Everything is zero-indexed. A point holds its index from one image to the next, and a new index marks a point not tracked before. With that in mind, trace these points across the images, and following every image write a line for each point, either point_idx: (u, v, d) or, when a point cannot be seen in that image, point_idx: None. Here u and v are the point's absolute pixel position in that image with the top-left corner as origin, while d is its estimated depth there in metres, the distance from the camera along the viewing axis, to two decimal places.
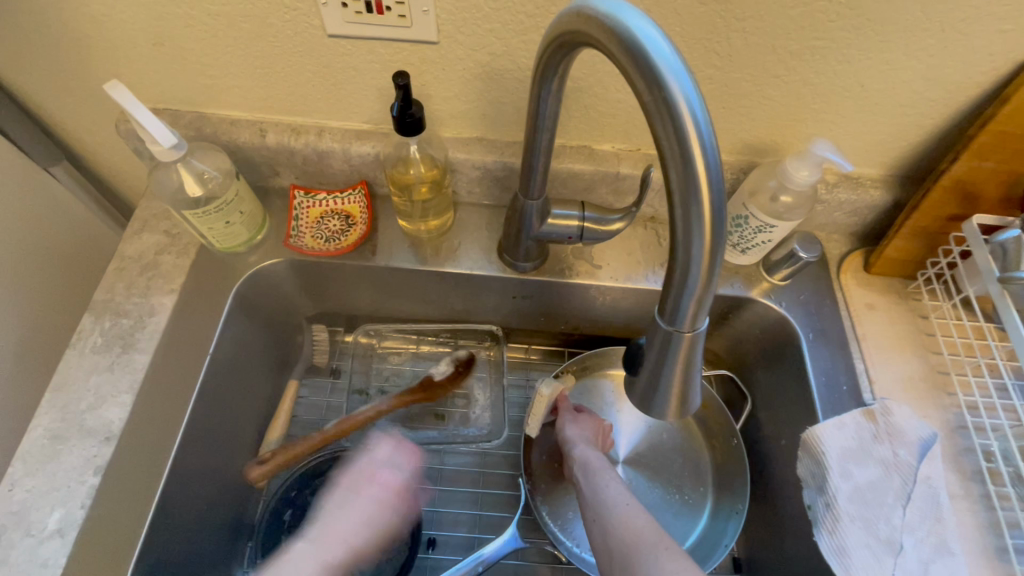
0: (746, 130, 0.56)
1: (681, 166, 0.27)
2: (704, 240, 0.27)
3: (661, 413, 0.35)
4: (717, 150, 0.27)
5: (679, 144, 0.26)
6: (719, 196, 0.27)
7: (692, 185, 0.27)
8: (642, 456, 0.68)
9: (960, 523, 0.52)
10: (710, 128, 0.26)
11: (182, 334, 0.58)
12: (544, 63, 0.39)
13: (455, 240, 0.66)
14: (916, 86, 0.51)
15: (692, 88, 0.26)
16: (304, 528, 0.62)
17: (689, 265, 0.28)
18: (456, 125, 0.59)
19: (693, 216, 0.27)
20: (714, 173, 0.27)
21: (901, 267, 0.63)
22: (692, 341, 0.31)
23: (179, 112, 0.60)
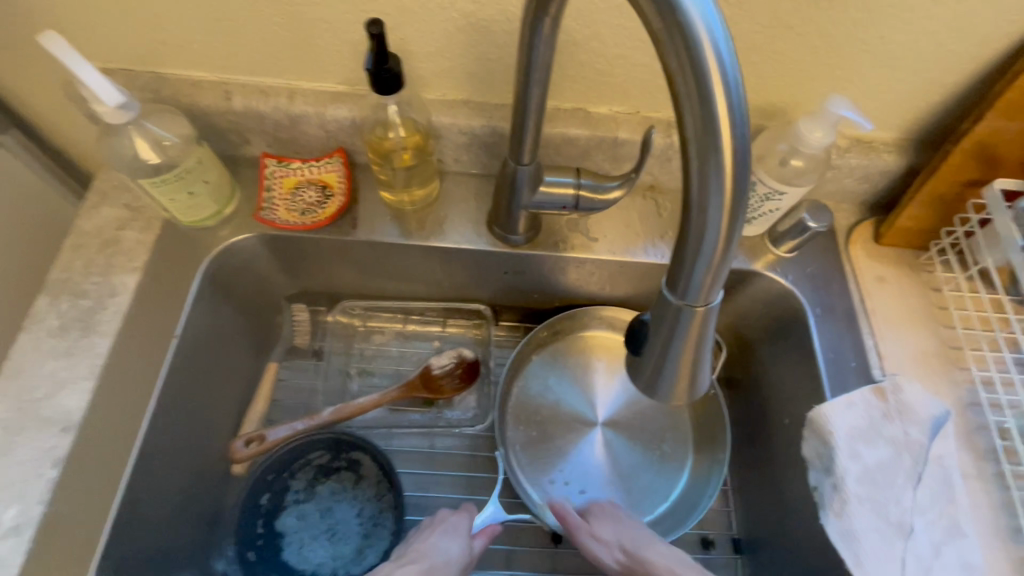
0: (754, 88, 0.52)
1: (700, 111, 0.23)
2: (724, 199, 0.24)
3: (668, 397, 0.31)
4: (740, 93, 0.23)
5: (698, 82, 0.22)
6: (743, 147, 0.23)
7: (712, 133, 0.23)
8: (621, 417, 0.65)
9: (972, 504, 0.50)
10: (734, 64, 0.23)
11: (146, 316, 0.54)
12: (535, 4, 0.35)
13: (441, 212, 0.61)
14: (940, 37, 0.47)
15: (714, 15, 0.22)
16: (284, 512, 0.60)
17: (707, 227, 0.24)
18: (439, 85, 0.55)
19: (713, 168, 0.23)
20: (738, 120, 0.23)
21: (913, 238, 0.60)
22: (705, 315, 0.27)
23: (134, 72, 0.55)
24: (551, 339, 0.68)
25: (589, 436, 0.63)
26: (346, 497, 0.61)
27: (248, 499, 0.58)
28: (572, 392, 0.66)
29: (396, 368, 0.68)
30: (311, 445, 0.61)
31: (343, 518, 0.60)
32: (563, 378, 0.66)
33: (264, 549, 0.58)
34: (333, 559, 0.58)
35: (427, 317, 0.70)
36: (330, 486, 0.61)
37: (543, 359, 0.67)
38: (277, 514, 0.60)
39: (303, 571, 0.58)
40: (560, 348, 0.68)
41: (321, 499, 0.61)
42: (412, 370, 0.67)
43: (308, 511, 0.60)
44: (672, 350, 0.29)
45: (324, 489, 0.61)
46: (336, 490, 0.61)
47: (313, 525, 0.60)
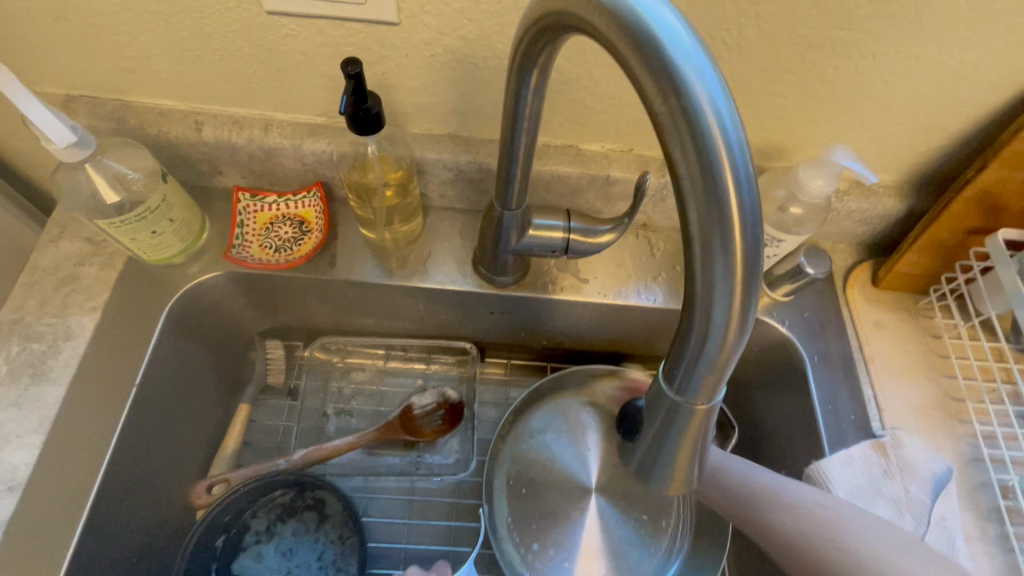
0: (753, 130, 0.50)
1: (706, 198, 0.21)
2: (732, 294, 0.21)
3: (663, 488, 0.28)
4: (752, 181, 0.21)
5: (704, 168, 0.21)
6: (754, 239, 0.21)
7: (720, 224, 0.21)
8: (621, 486, 0.61)
9: (975, 569, 0.48)
10: (745, 151, 0.21)
11: (102, 361, 0.50)
12: (523, 54, 0.32)
13: (425, 249, 0.59)
14: (945, 85, 0.45)
15: (722, 98, 0.21)
16: (242, 555, 0.55)
17: (713, 321, 0.22)
18: (424, 119, 0.52)
19: (719, 258, 0.21)
20: (749, 212, 0.21)
21: (912, 282, 0.58)
22: (707, 410, 0.25)
23: (98, 100, 0.51)
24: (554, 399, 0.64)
25: (585, 504, 0.60)
26: (309, 539, 0.56)
27: (202, 542, 0.53)
28: (573, 456, 0.62)
29: (376, 409, 0.64)
30: (273, 484, 0.56)
31: (304, 560, 0.56)
32: (564, 436, 0.63)
33: None
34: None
35: (409, 353, 0.67)
36: (293, 527, 0.57)
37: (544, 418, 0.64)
38: (233, 556, 0.55)
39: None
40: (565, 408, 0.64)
41: (282, 541, 0.56)
42: (392, 411, 0.64)
43: (268, 553, 0.56)
44: (668, 443, 0.26)
45: (285, 530, 0.57)
46: (298, 531, 0.57)
47: (273, 568, 0.56)
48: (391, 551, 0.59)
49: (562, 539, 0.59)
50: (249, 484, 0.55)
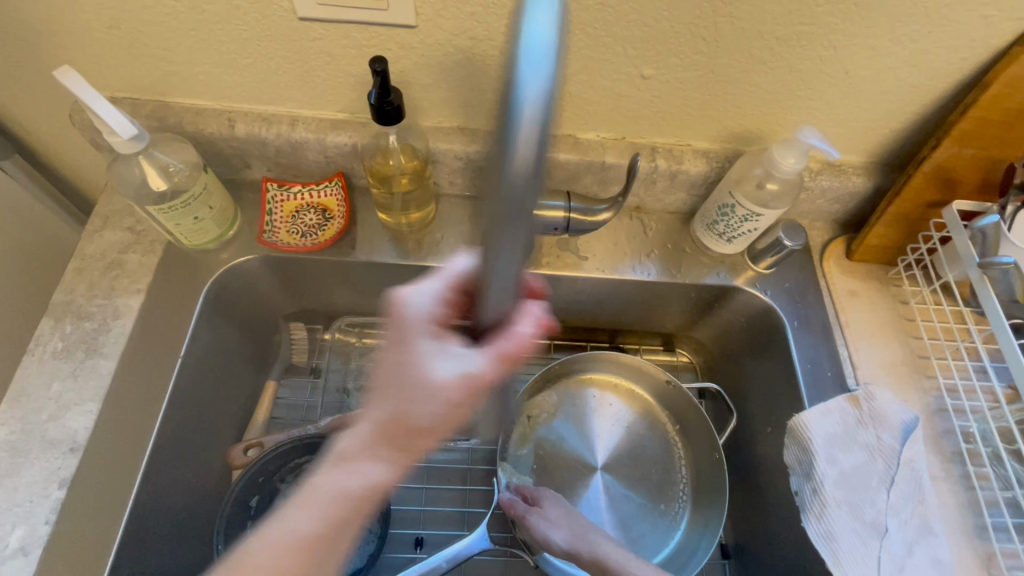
0: (730, 118, 0.57)
1: (494, 190, 0.25)
2: (500, 265, 0.29)
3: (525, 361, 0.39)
4: (535, 197, 0.25)
5: (496, 169, 0.24)
6: (514, 231, 0.26)
7: (494, 223, 0.26)
8: (622, 461, 0.67)
9: (941, 504, 0.53)
10: (540, 160, 0.24)
11: (148, 338, 0.55)
12: (524, 46, 0.37)
13: (437, 232, 0.64)
14: (900, 73, 0.51)
15: (541, 134, 0.23)
16: (272, 515, 0.60)
17: (492, 275, 0.30)
18: (436, 113, 0.57)
19: (506, 241, 0.27)
20: (514, 221, 0.26)
21: (881, 254, 0.64)
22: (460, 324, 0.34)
23: (140, 101, 0.57)
24: (556, 385, 0.70)
25: (591, 480, 0.66)
26: None
27: (239, 501, 0.58)
28: (578, 438, 0.68)
29: None
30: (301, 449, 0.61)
31: None
32: (570, 420, 0.69)
33: None
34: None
35: None
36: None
37: (550, 402, 0.70)
38: (265, 517, 0.60)
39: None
40: (569, 394, 0.70)
41: None
42: None
43: None
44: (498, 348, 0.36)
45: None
46: None
47: None
48: (410, 513, 0.65)
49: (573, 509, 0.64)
50: (282, 446, 0.60)
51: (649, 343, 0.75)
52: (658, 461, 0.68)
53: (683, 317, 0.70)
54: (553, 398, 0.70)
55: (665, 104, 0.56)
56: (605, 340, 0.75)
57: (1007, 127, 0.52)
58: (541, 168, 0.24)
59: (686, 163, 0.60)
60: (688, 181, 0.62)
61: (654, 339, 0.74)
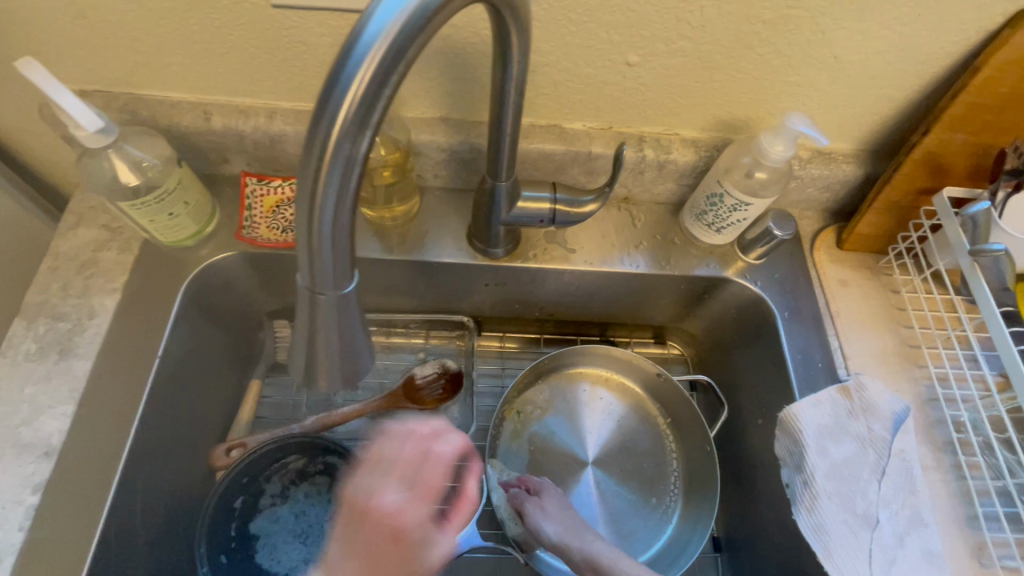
0: (718, 105, 0.55)
1: (313, 120, 0.23)
2: (303, 211, 0.24)
3: (296, 375, 0.32)
4: (359, 134, 0.23)
5: (324, 92, 0.22)
6: (338, 182, 0.23)
7: (309, 149, 0.23)
8: (614, 456, 0.67)
9: (932, 494, 0.53)
10: (372, 101, 0.22)
11: (124, 339, 0.53)
12: (498, 28, 0.35)
13: (422, 226, 0.63)
14: (890, 57, 0.50)
15: (368, 48, 0.22)
16: (257, 516, 0.59)
17: (316, 237, 0.25)
18: (418, 103, 0.56)
19: (309, 172, 0.23)
20: (330, 149, 0.23)
21: (872, 242, 0.63)
22: (316, 308, 0.28)
23: (111, 94, 0.55)
24: (546, 381, 0.70)
25: (582, 475, 0.65)
26: (321, 500, 0.61)
27: (223, 502, 0.57)
28: (569, 433, 0.67)
29: (379, 381, 0.69)
30: (286, 448, 0.60)
31: (317, 519, 0.61)
32: (561, 416, 0.68)
33: (237, 554, 0.57)
34: (308, 563, 0.59)
35: (410, 329, 0.71)
36: (305, 490, 0.61)
37: (542, 399, 0.69)
38: (250, 517, 0.59)
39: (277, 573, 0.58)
40: (561, 390, 0.69)
41: (296, 502, 0.61)
42: (395, 382, 0.68)
43: (282, 514, 0.60)
44: (324, 347, 0.30)
45: (298, 493, 0.61)
46: (310, 493, 0.61)
47: (287, 527, 0.60)
48: None
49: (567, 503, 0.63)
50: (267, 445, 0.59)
51: (640, 336, 0.74)
52: (650, 456, 0.67)
53: (673, 309, 0.69)
54: (545, 394, 0.69)
55: (651, 92, 0.54)
56: (595, 334, 0.74)
57: (997, 112, 0.51)
58: (374, 111, 0.23)
59: (674, 152, 0.59)
60: (677, 170, 0.61)
61: (644, 331, 0.74)
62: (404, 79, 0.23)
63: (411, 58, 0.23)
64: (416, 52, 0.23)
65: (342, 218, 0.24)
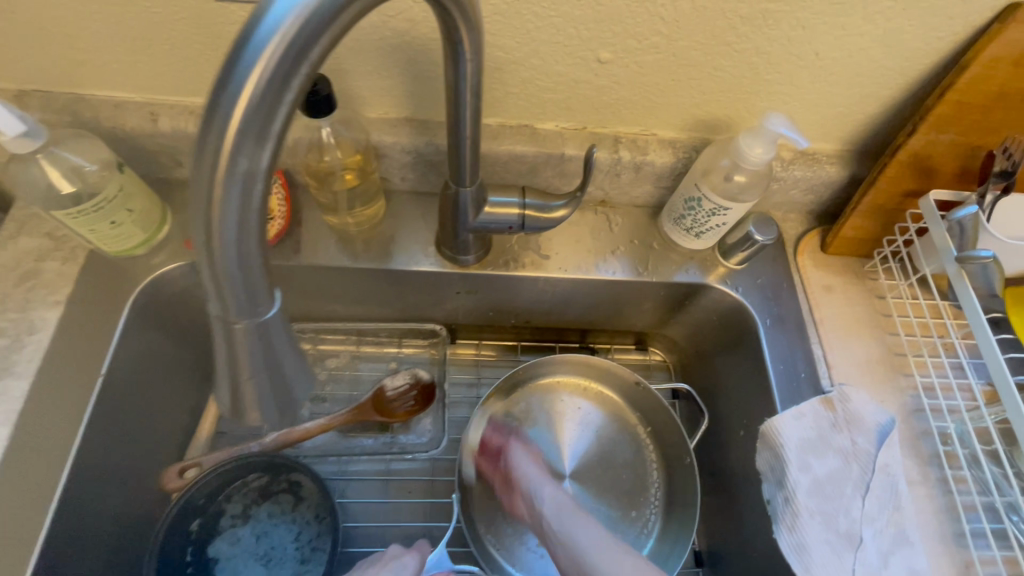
0: (696, 105, 0.53)
1: (204, 129, 0.20)
2: (200, 233, 0.22)
3: (223, 409, 0.30)
4: (258, 145, 0.20)
5: (214, 97, 0.20)
6: (237, 200, 0.21)
7: (201, 160, 0.20)
8: (592, 468, 0.64)
9: (917, 510, 0.51)
10: (270, 108, 0.20)
11: (67, 356, 0.50)
12: (446, 26, 0.32)
13: (388, 232, 0.60)
14: (874, 54, 0.47)
15: (261, 46, 0.19)
16: (217, 538, 0.56)
17: (217, 261, 0.22)
18: (380, 103, 0.53)
19: (203, 188, 0.21)
20: (225, 162, 0.20)
21: (857, 246, 0.61)
22: (233, 336, 0.26)
23: (50, 93, 0.51)
24: (523, 391, 0.67)
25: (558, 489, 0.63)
26: (285, 520, 0.58)
27: (176, 525, 0.54)
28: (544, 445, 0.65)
29: (349, 393, 0.66)
30: (242, 468, 0.58)
31: (280, 542, 0.57)
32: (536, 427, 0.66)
33: None
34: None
35: (380, 338, 0.68)
36: (268, 509, 0.58)
37: (518, 410, 0.66)
38: (208, 540, 0.56)
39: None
40: (538, 401, 0.67)
41: (258, 523, 0.58)
42: (365, 394, 0.65)
43: (243, 536, 0.57)
44: (250, 378, 0.27)
45: (261, 512, 0.58)
46: (274, 513, 0.58)
47: (248, 550, 0.57)
48: (370, 529, 0.61)
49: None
50: (221, 467, 0.57)
51: (621, 342, 0.72)
52: (630, 467, 0.65)
53: (653, 315, 0.67)
54: (522, 406, 0.66)
55: (626, 91, 0.52)
56: (575, 341, 0.72)
57: (986, 111, 0.49)
58: (275, 120, 0.20)
59: (651, 154, 0.56)
60: (654, 173, 0.58)
61: (625, 337, 0.71)
62: (310, 79, 0.21)
63: (316, 59, 0.21)
64: (320, 54, 0.20)
65: (247, 240, 0.22)
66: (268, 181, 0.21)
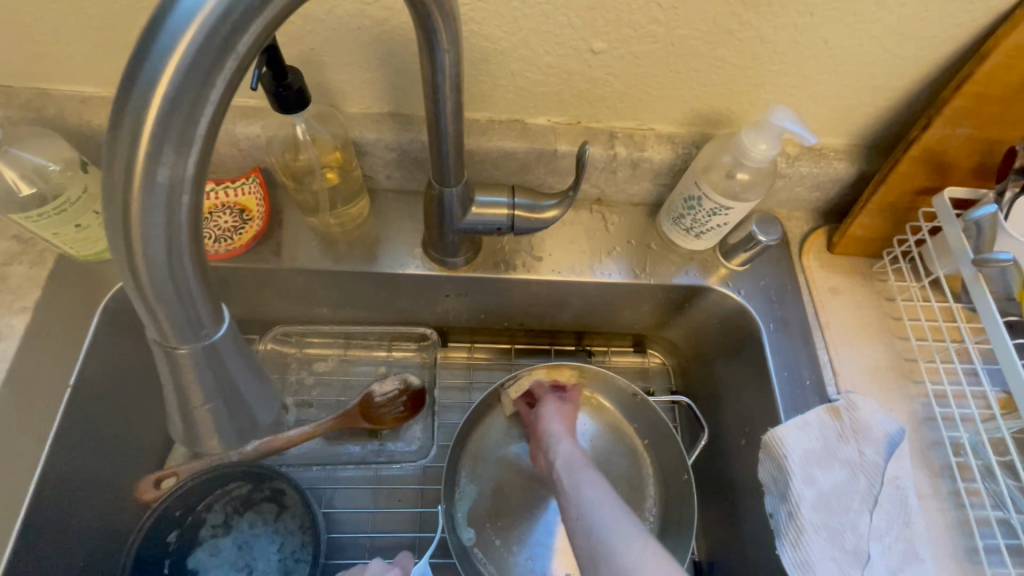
0: (696, 98, 0.50)
1: (113, 136, 0.18)
2: (120, 248, 0.20)
3: (178, 438, 0.27)
4: (180, 146, 0.19)
5: (122, 100, 0.18)
6: (161, 212, 0.19)
7: (116, 164, 0.19)
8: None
9: (928, 525, 0.48)
10: (191, 105, 0.18)
11: (33, 367, 0.48)
12: (418, 14, 0.29)
13: (374, 233, 0.57)
14: (887, 42, 0.44)
15: (175, 34, 0.18)
16: (197, 549, 0.55)
17: (148, 279, 0.20)
18: (361, 97, 0.50)
19: (119, 195, 0.19)
20: (142, 165, 0.18)
21: (866, 246, 0.58)
22: (176, 363, 0.23)
23: (13, 89, 0.48)
24: (519, 396, 0.65)
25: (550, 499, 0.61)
26: (267, 530, 0.56)
27: (153, 538, 0.52)
28: None
29: (338, 398, 0.64)
30: (226, 476, 0.55)
31: (263, 552, 0.56)
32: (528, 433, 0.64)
33: None
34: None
35: (369, 340, 0.65)
36: (249, 520, 0.56)
37: (513, 416, 0.64)
38: (187, 551, 0.54)
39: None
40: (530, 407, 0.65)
41: (239, 533, 0.56)
42: (353, 399, 0.63)
43: (224, 546, 0.55)
44: (203, 406, 0.25)
45: (242, 522, 0.56)
46: (256, 523, 0.56)
47: (230, 561, 0.55)
48: (357, 540, 0.59)
49: (527, 537, 0.59)
50: (204, 474, 0.54)
51: (618, 344, 0.69)
52: (627, 477, 0.62)
53: (652, 318, 0.64)
54: (517, 412, 0.64)
55: (622, 83, 0.49)
56: (570, 343, 0.69)
57: (1005, 104, 0.46)
58: (199, 123, 0.19)
59: (648, 150, 0.53)
60: (652, 170, 0.55)
61: (622, 340, 0.68)
62: (237, 74, 0.19)
63: (244, 53, 0.19)
64: (247, 47, 0.19)
65: (178, 256, 0.20)
66: (196, 190, 0.20)
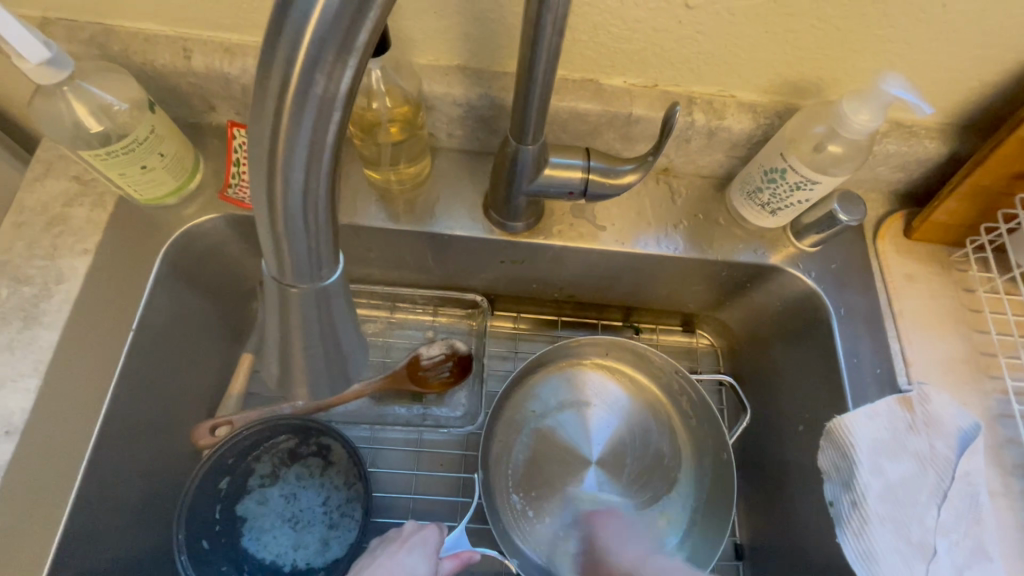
0: (788, 63, 0.47)
1: (269, 46, 0.18)
2: (260, 169, 0.20)
3: (269, 381, 0.27)
4: (338, 60, 0.18)
5: (281, 7, 0.18)
6: (309, 127, 0.19)
7: (268, 77, 0.18)
8: (622, 456, 0.61)
9: (998, 525, 0.47)
10: (355, 16, 0.18)
11: (95, 310, 0.48)
12: None
13: (433, 193, 0.56)
14: (1012, 8, 0.41)
15: None
16: (246, 497, 0.55)
17: (283, 204, 0.20)
18: (433, 48, 0.48)
19: (272, 111, 0.19)
20: (300, 81, 0.18)
21: (947, 233, 0.55)
22: (287, 305, 0.24)
23: (77, 23, 0.47)
24: (558, 371, 0.63)
25: (585, 473, 0.60)
26: (314, 483, 0.56)
27: (205, 484, 0.53)
28: (575, 427, 0.61)
29: (383, 359, 0.63)
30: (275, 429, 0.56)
31: (309, 505, 0.56)
32: (566, 406, 0.62)
33: (221, 537, 0.53)
34: (297, 550, 0.54)
35: (416, 304, 0.65)
36: (297, 472, 0.56)
37: (551, 390, 0.63)
38: (236, 498, 0.55)
39: (264, 559, 0.54)
40: (567, 381, 0.63)
41: (286, 484, 0.56)
42: (399, 361, 0.62)
43: (271, 496, 0.55)
44: (303, 351, 0.25)
45: (289, 475, 0.56)
46: (302, 476, 0.56)
47: (277, 511, 0.55)
48: (398, 500, 0.59)
49: (559, 508, 0.59)
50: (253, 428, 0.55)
51: (667, 322, 0.67)
52: (664, 460, 0.61)
53: (708, 296, 0.62)
54: (553, 386, 0.63)
55: (711, 43, 0.46)
56: (618, 319, 0.67)
57: None
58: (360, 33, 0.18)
59: (728, 119, 0.51)
60: (729, 140, 0.52)
61: (671, 318, 0.66)
62: None
63: None
64: None
65: (315, 178, 0.20)
66: (345, 108, 0.20)
